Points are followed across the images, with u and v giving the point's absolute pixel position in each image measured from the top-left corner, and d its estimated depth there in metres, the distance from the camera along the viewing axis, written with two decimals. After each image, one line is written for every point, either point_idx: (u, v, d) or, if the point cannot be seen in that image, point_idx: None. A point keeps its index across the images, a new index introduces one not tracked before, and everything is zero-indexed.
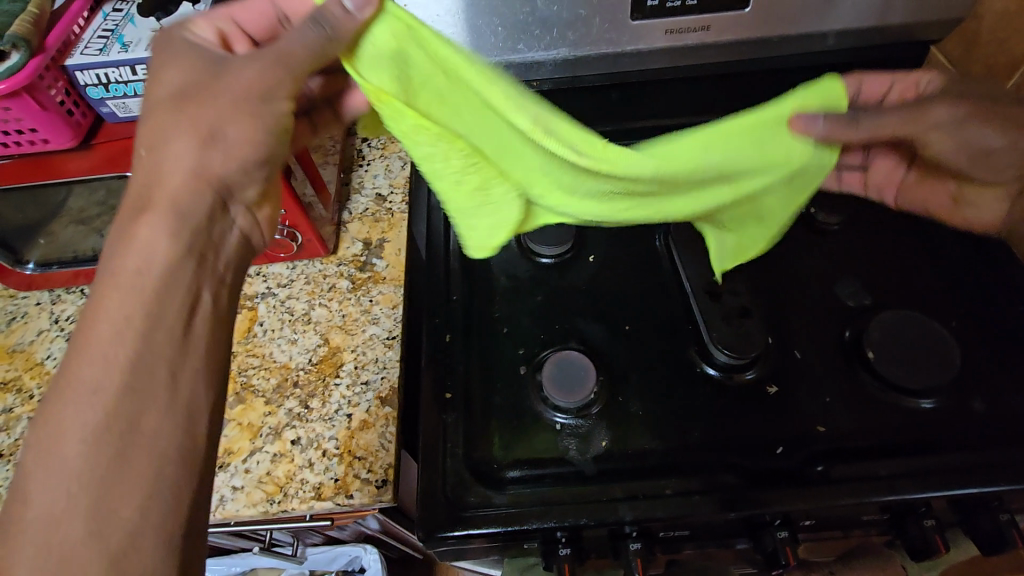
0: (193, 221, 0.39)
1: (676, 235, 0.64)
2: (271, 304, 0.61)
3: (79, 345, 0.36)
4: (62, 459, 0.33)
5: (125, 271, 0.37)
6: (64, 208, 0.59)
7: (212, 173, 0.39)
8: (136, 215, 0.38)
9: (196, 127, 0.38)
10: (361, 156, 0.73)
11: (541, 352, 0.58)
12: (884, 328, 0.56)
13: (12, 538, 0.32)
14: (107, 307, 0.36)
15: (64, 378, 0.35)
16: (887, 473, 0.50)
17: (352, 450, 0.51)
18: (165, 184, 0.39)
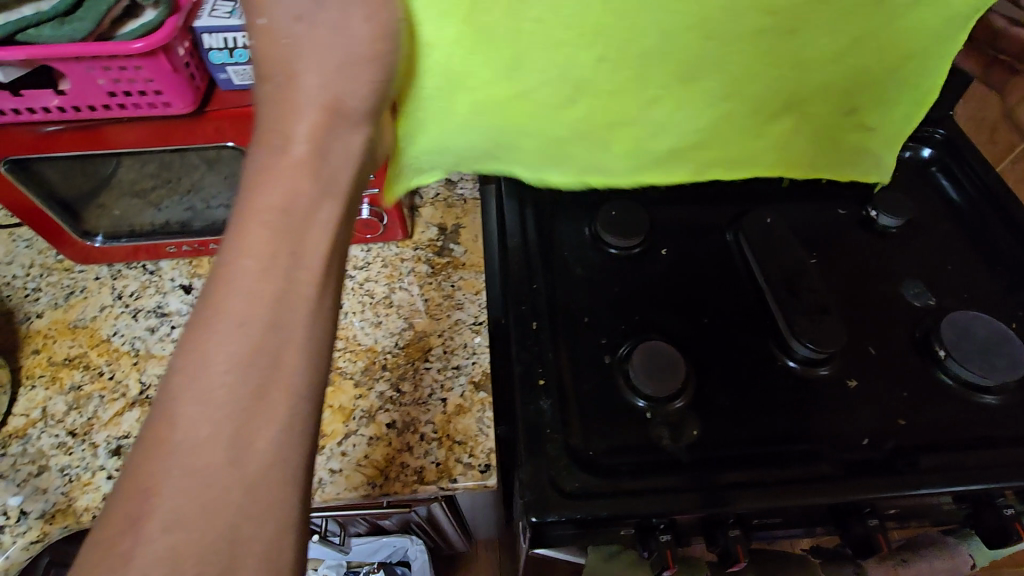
0: (329, 154, 0.36)
1: (748, 234, 0.66)
2: (349, 286, 0.60)
3: (220, 273, 0.33)
4: (208, 386, 0.30)
5: (273, 207, 0.34)
6: (115, 180, 0.54)
7: (339, 107, 0.36)
8: (281, 151, 0.35)
9: (325, 57, 0.35)
10: None
11: (620, 347, 0.59)
12: (955, 326, 0.58)
13: (154, 457, 0.29)
14: (250, 237, 0.33)
15: (208, 305, 0.32)
16: (971, 464, 0.52)
17: (451, 434, 0.50)
18: (299, 114, 0.35)
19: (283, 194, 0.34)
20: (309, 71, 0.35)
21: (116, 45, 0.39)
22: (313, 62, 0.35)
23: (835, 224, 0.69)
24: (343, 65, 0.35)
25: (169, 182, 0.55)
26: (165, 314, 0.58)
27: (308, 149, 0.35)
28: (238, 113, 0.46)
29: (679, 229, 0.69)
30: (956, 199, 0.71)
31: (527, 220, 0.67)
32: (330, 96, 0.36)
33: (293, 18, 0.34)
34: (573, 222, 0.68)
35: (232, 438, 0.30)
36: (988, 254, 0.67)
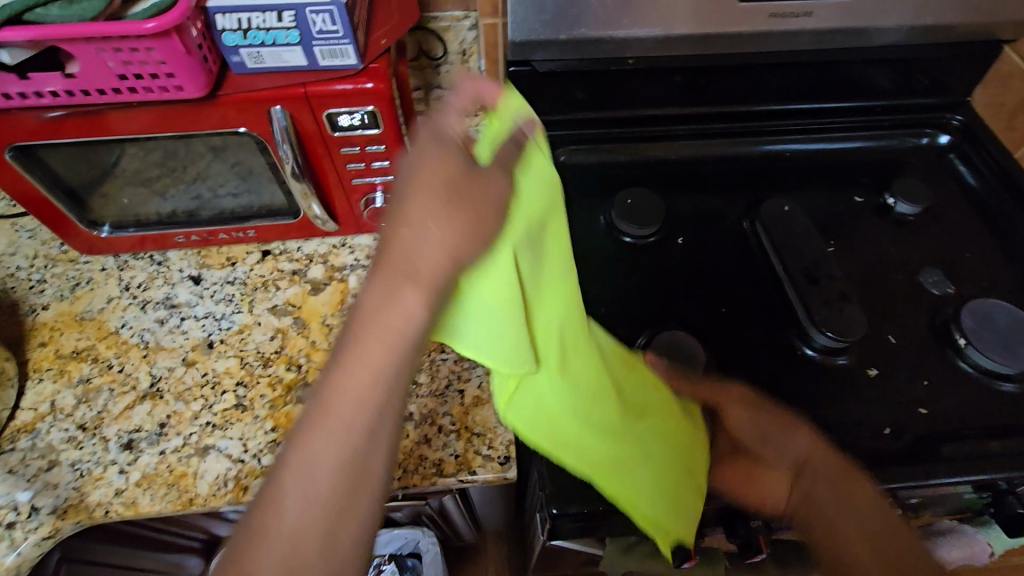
0: (447, 278, 0.34)
1: (765, 221, 0.65)
2: (361, 276, 0.59)
3: (330, 376, 0.32)
4: (313, 488, 0.30)
5: (390, 326, 0.32)
6: (118, 170, 0.53)
7: (465, 254, 0.35)
8: (407, 283, 0.33)
9: (469, 215, 0.35)
10: None
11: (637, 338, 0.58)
12: (975, 313, 0.58)
13: (254, 544, 0.29)
14: (364, 352, 0.32)
15: (320, 407, 0.31)
16: (997, 452, 0.52)
17: (469, 426, 0.50)
18: (429, 246, 0.34)
19: (390, 292, 0.33)
20: (446, 166, 0.35)
21: (127, 25, 0.38)
22: (456, 211, 0.35)
23: (852, 211, 0.69)
24: (473, 229, 0.35)
25: (173, 170, 0.53)
26: (174, 306, 0.57)
27: (435, 259, 0.34)
28: (250, 97, 0.45)
29: (695, 219, 0.68)
30: (973, 184, 0.71)
31: None
32: (458, 243, 0.35)
33: (460, 176, 0.35)
34: (590, 212, 0.70)
35: (326, 533, 0.29)
36: (1008, 242, 0.66)
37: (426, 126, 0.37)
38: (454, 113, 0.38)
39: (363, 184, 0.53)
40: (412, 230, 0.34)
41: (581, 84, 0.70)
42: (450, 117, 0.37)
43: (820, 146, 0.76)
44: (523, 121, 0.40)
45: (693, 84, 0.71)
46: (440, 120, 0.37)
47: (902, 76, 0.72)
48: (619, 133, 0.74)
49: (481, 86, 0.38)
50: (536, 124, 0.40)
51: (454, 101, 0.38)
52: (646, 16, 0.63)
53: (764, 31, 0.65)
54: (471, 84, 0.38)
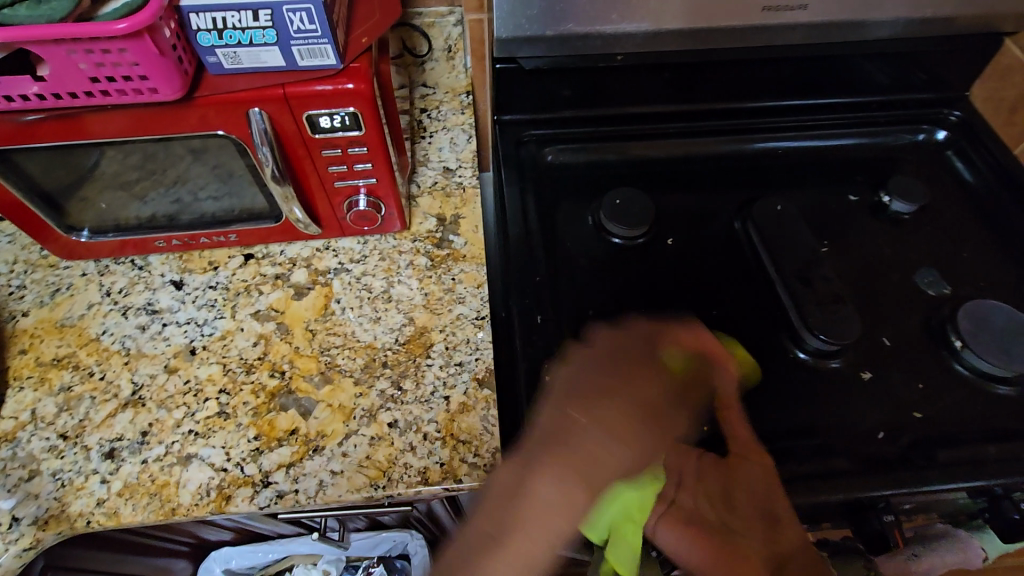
0: (590, 474, 0.40)
1: (756, 221, 0.64)
2: (346, 280, 0.58)
3: (486, 535, 0.39)
4: None
5: (538, 506, 0.39)
6: (97, 173, 0.50)
7: (624, 454, 0.41)
8: (549, 466, 0.40)
9: (618, 420, 0.41)
10: (424, 127, 0.72)
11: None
12: (971, 314, 0.57)
13: None
14: (521, 524, 0.39)
15: (478, 557, 0.39)
16: (992, 457, 0.51)
17: (455, 433, 0.49)
18: (597, 444, 0.40)
19: (563, 481, 0.39)
20: (602, 373, 0.44)
21: (98, 26, 0.37)
22: (617, 442, 0.41)
23: (845, 209, 0.68)
24: (616, 434, 0.41)
25: (153, 174, 0.51)
26: (156, 311, 0.57)
27: (605, 454, 0.40)
28: (227, 99, 0.43)
29: (683, 219, 0.68)
30: (970, 181, 0.70)
31: (527, 209, 0.66)
32: (631, 453, 0.41)
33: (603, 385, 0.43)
34: (577, 210, 0.69)
35: None
36: (1007, 240, 0.64)
37: (652, 328, 0.49)
38: (678, 337, 0.48)
39: (346, 186, 0.52)
40: (596, 429, 0.41)
41: (570, 82, 0.69)
42: (677, 338, 0.48)
43: (815, 144, 0.74)
44: (722, 361, 0.49)
45: (683, 82, 0.70)
46: (654, 334, 0.48)
47: (899, 70, 0.71)
48: (608, 131, 0.73)
49: (708, 335, 0.50)
50: (730, 373, 0.50)
51: (681, 333, 0.48)
52: (637, 12, 0.62)
53: (757, 25, 0.64)
54: (699, 332, 0.50)
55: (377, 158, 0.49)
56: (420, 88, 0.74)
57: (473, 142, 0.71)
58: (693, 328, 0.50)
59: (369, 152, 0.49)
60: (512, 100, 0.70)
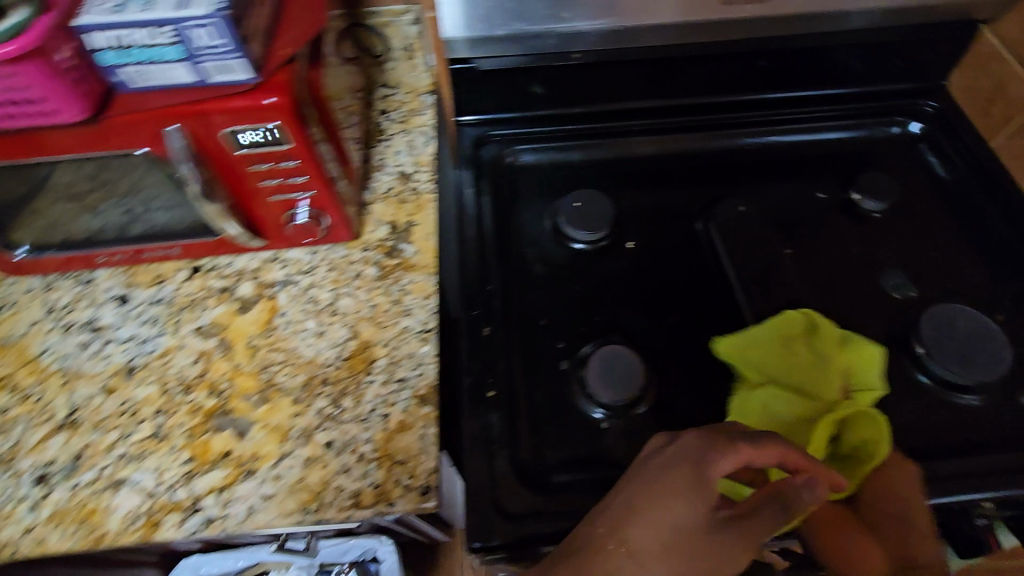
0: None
1: (718, 224, 0.62)
2: (292, 293, 0.56)
3: None
4: None
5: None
6: (50, 184, 0.47)
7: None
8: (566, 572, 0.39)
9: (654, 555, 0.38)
10: (381, 130, 0.67)
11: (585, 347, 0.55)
12: (934, 320, 0.54)
13: None
14: None
15: None
16: (944, 474, 0.49)
17: (391, 453, 0.48)
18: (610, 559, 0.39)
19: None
20: (676, 492, 0.39)
21: None
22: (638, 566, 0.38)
23: (814, 209, 0.65)
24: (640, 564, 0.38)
25: (105, 185, 0.48)
26: (98, 329, 0.55)
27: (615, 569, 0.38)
28: (140, 118, 0.41)
29: (646, 219, 0.65)
30: (944, 177, 0.67)
31: (485, 206, 0.63)
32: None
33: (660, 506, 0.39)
34: (534, 205, 0.65)
35: None
36: (977, 241, 0.62)
37: (707, 438, 0.41)
38: (739, 460, 0.40)
39: (282, 200, 0.50)
40: (633, 538, 0.39)
41: (527, 80, 0.65)
42: (735, 458, 0.40)
43: (789, 138, 0.71)
44: (803, 478, 0.40)
45: (659, 74, 0.67)
46: (711, 448, 0.40)
47: (872, 61, 0.68)
48: (578, 131, 0.69)
49: (779, 445, 0.41)
50: (822, 494, 0.39)
51: (745, 448, 0.40)
52: (589, 9, 0.59)
53: (717, 20, 0.61)
54: (772, 444, 0.41)
55: (311, 171, 0.47)
56: (380, 88, 0.70)
57: (432, 144, 0.66)
58: (761, 440, 0.41)
59: (302, 165, 0.46)
60: (469, 100, 0.67)
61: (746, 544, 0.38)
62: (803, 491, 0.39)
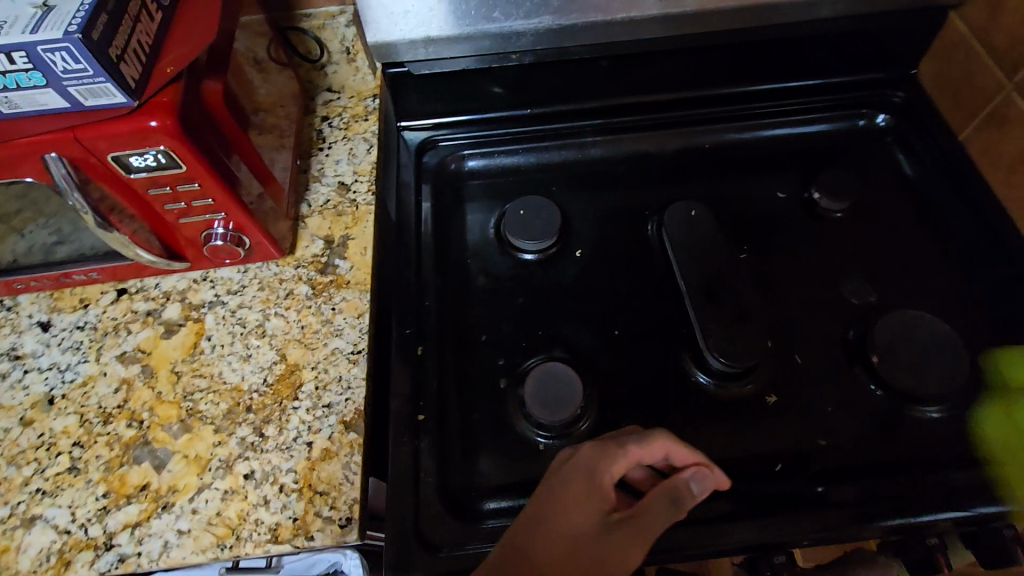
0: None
1: (669, 228, 0.58)
2: (219, 314, 0.54)
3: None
4: None
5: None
6: None
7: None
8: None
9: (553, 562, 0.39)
10: (322, 138, 0.63)
11: (531, 359, 0.53)
12: (890, 327, 0.52)
13: None
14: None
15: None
16: (885, 495, 0.47)
17: (313, 483, 0.46)
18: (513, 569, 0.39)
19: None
20: (573, 497, 0.41)
21: None
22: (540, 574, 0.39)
23: (773, 211, 0.62)
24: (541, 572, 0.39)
25: (34, 204, 0.47)
26: (19, 357, 0.53)
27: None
28: (16, 147, 0.39)
29: (596, 225, 0.61)
30: (910, 175, 0.64)
31: (425, 207, 0.61)
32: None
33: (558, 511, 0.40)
34: (480, 209, 0.62)
35: None
36: (941, 241, 0.59)
37: (600, 445, 0.42)
38: (628, 461, 0.42)
39: (194, 222, 0.49)
40: (532, 547, 0.40)
41: (470, 84, 0.62)
42: (624, 461, 0.42)
43: (753, 135, 0.67)
44: (690, 471, 0.42)
45: (623, 70, 0.63)
46: (605, 454, 0.42)
47: (831, 51, 0.64)
48: (530, 134, 0.65)
49: (665, 442, 0.42)
50: (709, 483, 0.41)
51: (633, 450, 0.42)
52: (519, 7, 0.56)
53: (659, 13, 0.58)
54: (660, 443, 0.42)
55: (213, 191, 0.46)
56: (323, 93, 0.66)
57: (374, 151, 0.62)
58: (649, 441, 0.42)
59: (201, 186, 0.45)
60: (407, 104, 0.63)
61: (637, 542, 0.40)
62: (691, 486, 0.41)
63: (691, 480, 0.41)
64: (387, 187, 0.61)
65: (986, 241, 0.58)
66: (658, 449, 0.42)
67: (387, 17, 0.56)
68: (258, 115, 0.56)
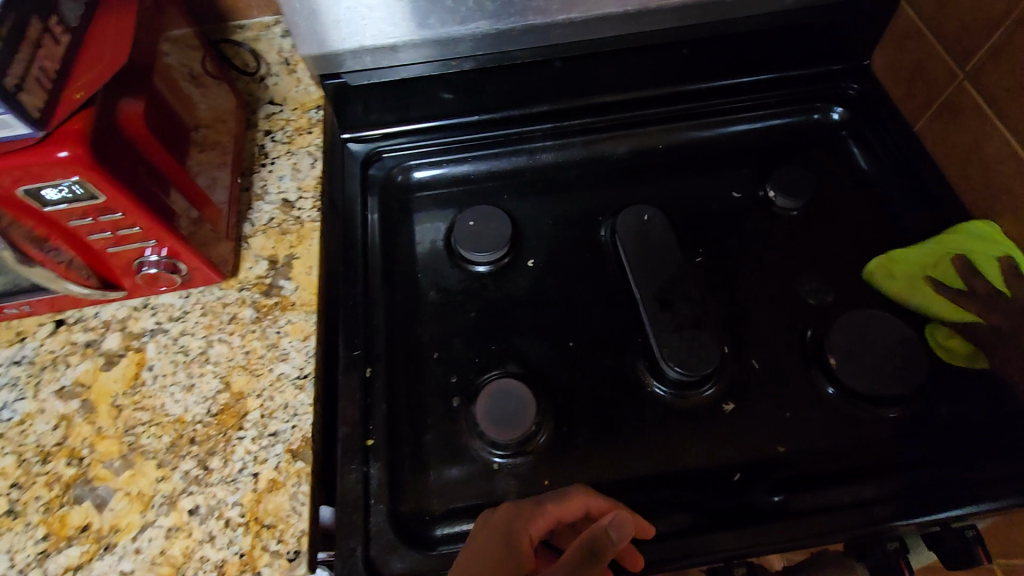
0: None
1: (621, 233, 0.58)
2: (161, 343, 0.52)
3: None
4: None
5: None
6: None
7: None
8: None
9: None
10: (265, 153, 0.62)
11: (490, 372, 0.53)
12: (845, 329, 0.51)
13: None
14: None
15: None
16: (847, 502, 0.46)
17: (259, 517, 0.45)
18: None
19: None
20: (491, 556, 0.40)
21: None
22: None
23: (729, 212, 0.61)
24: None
25: None
26: None
27: None
28: None
29: (549, 234, 0.61)
30: (865, 170, 0.63)
31: (372, 221, 0.60)
32: None
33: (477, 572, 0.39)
34: (428, 218, 0.62)
35: None
36: (896, 237, 0.59)
37: (519, 504, 0.43)
38: (545, 521, 0.42)
39: (124, 251, 0.48)
40: None
41: (417, 91, 0.61)
42: (543, 521, 0.42)
43: (707, 134, 0.66)
44: (608, 518, 0.38)
45: (575, 73, 0.61)
46: (524, 512, 0.42)
47: (786, 44, 0.62)
48: (479, 141, 0.64)
49: (583, 500, 0.43)
50: (627, 527, 0.37)
51: (551, 508, 0.43)
52: (454, 12, 0.55)
53: (601, 14, 0.57)
54: (576, 498, 0.43)
55: (139, 219, 0.45)
56: (265, 106, 0.64)
57: (318, 166, 0.61)
58: (565, 498, 0.43)
59: (124, 215, 0.44)
60: (354, 115, 0.62)
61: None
62: (605, 529, 0.37)
63: (606, 528, 0.37)
64: (336, 206, 0.60)
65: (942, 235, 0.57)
66: (572, 502, 0.43)
67: (317, 35, 0.55)
68: (199, 132, 0.54)
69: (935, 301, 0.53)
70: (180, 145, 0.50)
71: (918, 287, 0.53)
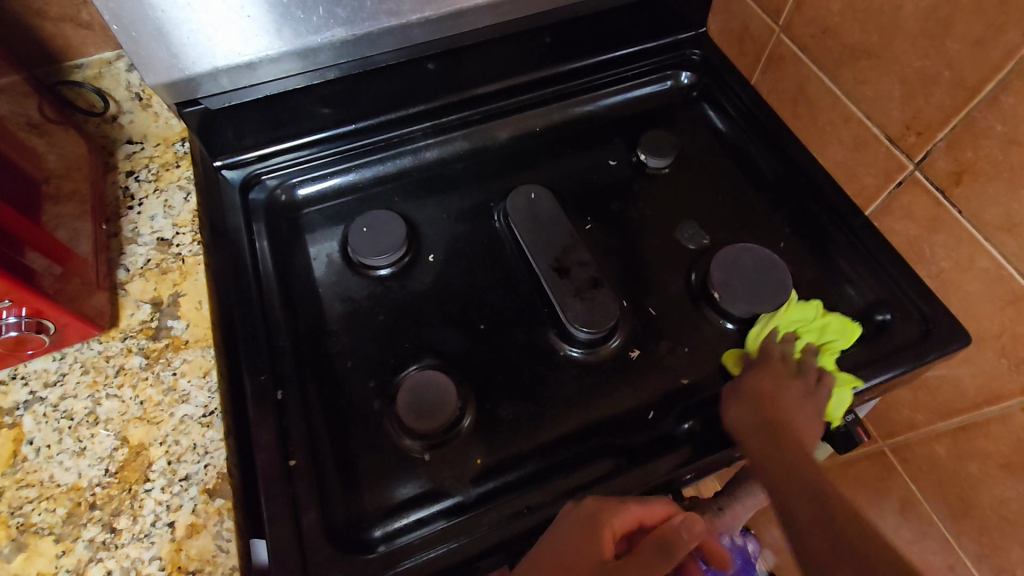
0: None
1: (513, 214, 0.60)
2: (39, 412, 0.48)
3: None
4: None
5: None
6: None
7: None
8: None
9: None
10: (130, 195, 0.59)
11: (406, 368, 0.53)
12: (723, 265, 0.56)
13: None
14: None
15: None
16: None
17: (182, 565, 0.42)
18: None
19: None
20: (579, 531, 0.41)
21: None
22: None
23: (609, 179, 0.65)
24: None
25: None
26: None
27: None
28: None
29: (445, 228, 0.62)
30: (719, 123, 0.70)
31: (261, 246, 0.59)
32: None
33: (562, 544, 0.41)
34: (321, 233, 0.62)
35: None
36: (753, 178, 0.65)
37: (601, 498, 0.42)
38: (630, 517, 0.42)
39: None
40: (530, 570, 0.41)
41: (285, 108, 0.60)
42: (626, 517, 0.42)
43: (579, 111, 0.70)
44: (680, 520, 0.42)
45: (446, 70, 0.63)
46: (607, 506, 0.42)
47: (633, 19, 0.67)
48: (362, 149, 0.64)
49: (666, 507, 0.44)
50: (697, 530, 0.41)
51: (634, 508, 0.42)
52: (306, 23, 0.53)
53: (455, 8, 0.58)
54: (660, 503, 0.43)
55: None
56: (124, 146, 0.61)
57: (192, 200, 0.59)
58: (649, 500, 0.43)
59: None
60: (224, 142, 0.60)
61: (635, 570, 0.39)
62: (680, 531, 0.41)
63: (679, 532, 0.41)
64: (222, 234, 0.58)
65: (788, 169, 0.64)
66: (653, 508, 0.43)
67: (161, 68, 0.52)
68: (51, 183, 0.50)
69: (760, 330, 0.52)
70: (31, 198, 0.46)
71: (765, 324, 0.52)
